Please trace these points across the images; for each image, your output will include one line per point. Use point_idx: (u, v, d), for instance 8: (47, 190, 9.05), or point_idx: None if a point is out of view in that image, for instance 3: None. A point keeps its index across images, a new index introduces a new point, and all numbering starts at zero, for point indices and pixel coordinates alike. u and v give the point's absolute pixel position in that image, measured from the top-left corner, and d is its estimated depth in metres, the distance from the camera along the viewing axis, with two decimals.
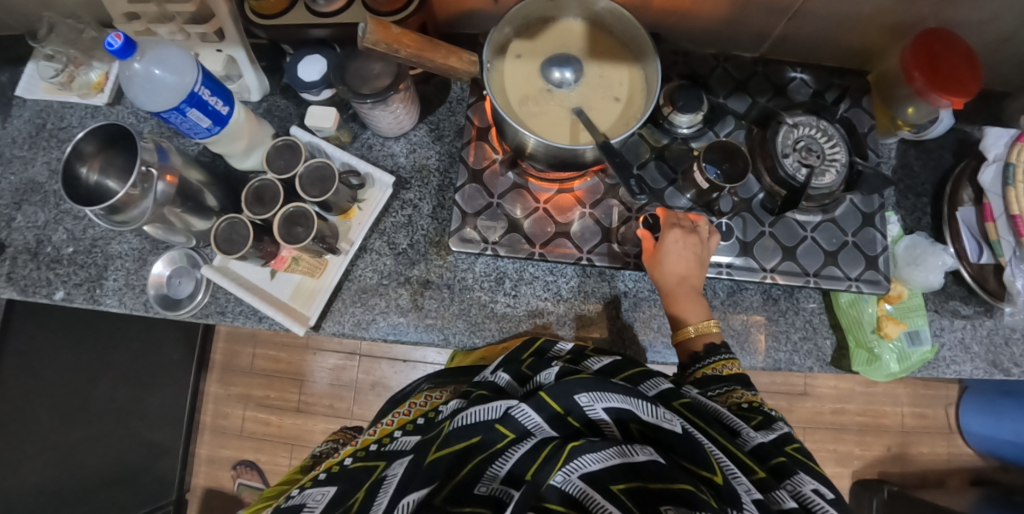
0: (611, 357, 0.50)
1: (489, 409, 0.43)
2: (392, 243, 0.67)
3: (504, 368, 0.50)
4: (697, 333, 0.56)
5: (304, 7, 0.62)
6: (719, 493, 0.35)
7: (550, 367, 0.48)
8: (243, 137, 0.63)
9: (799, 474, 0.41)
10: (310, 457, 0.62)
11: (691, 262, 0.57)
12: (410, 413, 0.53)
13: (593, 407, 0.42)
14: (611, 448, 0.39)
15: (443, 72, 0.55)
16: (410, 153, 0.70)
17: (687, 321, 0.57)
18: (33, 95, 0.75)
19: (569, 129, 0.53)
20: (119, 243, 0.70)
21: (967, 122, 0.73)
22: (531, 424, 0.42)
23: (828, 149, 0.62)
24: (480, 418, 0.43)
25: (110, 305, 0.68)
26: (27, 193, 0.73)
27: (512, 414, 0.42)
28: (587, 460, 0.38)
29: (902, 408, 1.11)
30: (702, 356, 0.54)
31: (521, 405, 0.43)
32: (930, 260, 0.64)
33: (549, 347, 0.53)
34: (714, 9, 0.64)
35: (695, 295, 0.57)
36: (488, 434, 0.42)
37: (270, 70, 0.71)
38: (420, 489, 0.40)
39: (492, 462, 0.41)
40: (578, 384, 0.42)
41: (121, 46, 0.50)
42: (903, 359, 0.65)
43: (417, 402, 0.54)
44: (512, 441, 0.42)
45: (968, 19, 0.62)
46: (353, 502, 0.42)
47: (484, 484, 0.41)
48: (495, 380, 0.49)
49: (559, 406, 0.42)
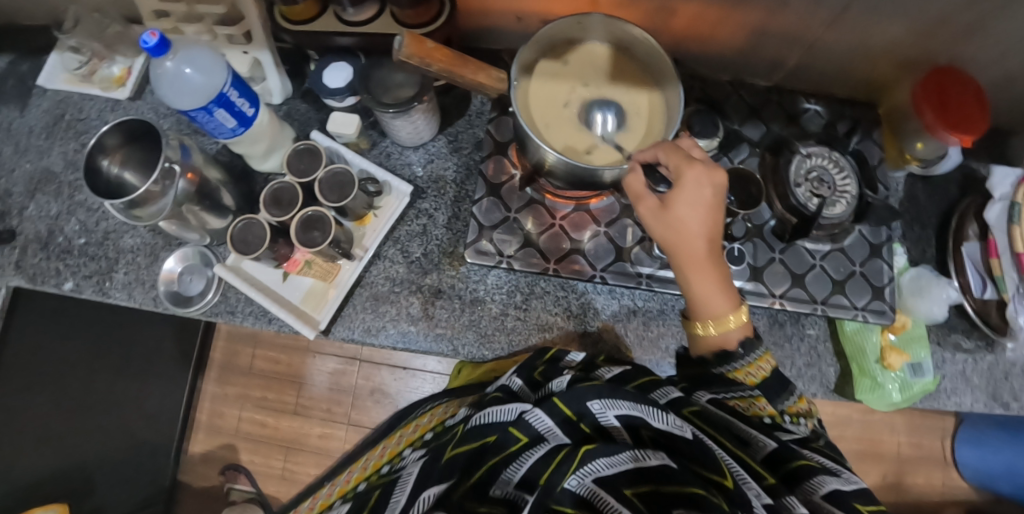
0: (621, 368, 0.52)
1: (504, 412, 0.46)
2: (406, 251, 0.67)
3: (519, 373, 0.53)
4: (718, 331, 0.49)
5: (333, 15, 0.63)
6: (730, 496, 0.34)
7: (561, 376, 0.49)
8: (264, 140, 0.64)
9: (820, 474, 0.39)
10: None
11: (712, 212, 0.48)
12: (413, 435, 0.64)
13: (606, 414, 0.42)
14: (624, 453, 0.38)
15: (473, 88, 0.55)
16: (428, 163, 0.70)
17: (705, 313, 0.49)
18: (53, 85, 0.75)
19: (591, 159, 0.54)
20: (132, 237, 0.70)
21: (974, 158, 0.74)
22: (543, 428, 0.43)
23: (839, 180, 0.64)
24: (496, 420, 0.45)
25: (118, 299, 0.68)
26: (41, 183, 0.73)
27: (526, 418, 0.44)
28: (600, 464, 0.38)
29: (898, 437, 1.06)
30: (739, 354, 0.49)
31: (534, 410, 0.44)
32: (934, 292, 0.66)
33: (562, 357, 0.55)
34: (732, 36, 0.66)
35: (715, 269, 0.48)
36: (502, 435, 0.44)
37: (293, 74, 0.72)
38: (442, 484, 0.43)
39: (508, 465, 0.42)
40: (590, 392, 0.44)
41: (155, 44, 0.50)
42: (905, 389, 0.66)
43: (424, 418, 0.65)
44: (524, 445, 0.42)
45: (978, 58, 0.64)
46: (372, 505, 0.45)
47: (498, 487, 0.42)
48: (508, 385, 0.51)
49: (570, 411, 0.43)
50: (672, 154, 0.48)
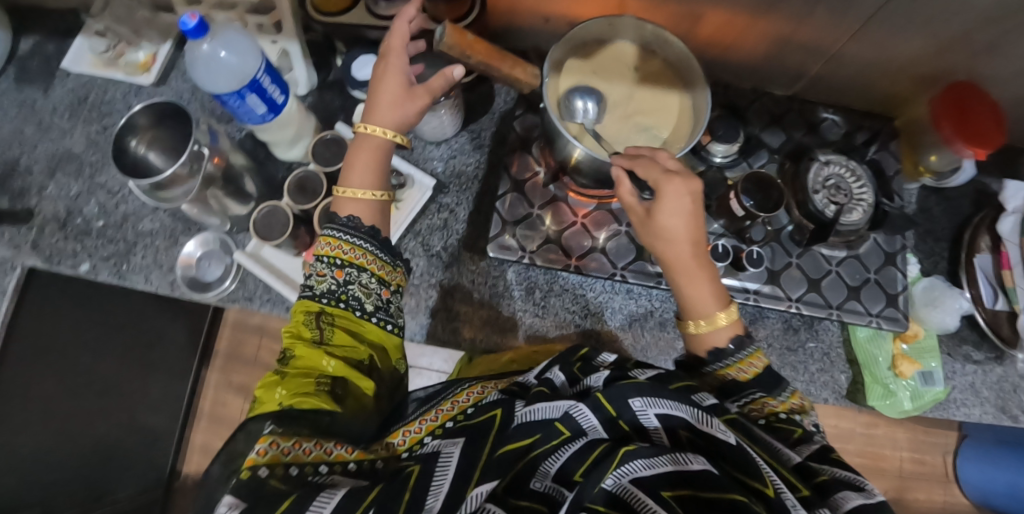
0: (656, 368, 0.47)
1: (550, 408, 0.42)
2: (427, 244, 0.68)
3: (559, 367, 0.50)
4: (708, 331, 0.50)
5: (364, 8, 0.65)
6: (770, 506, 0.33)
7: (600, 372, 0.47)
8: (293, 125, 0.65)
9: (845, 491, 0.35)
10: (362, 315, 0.48)
11: (693, 218, 0.49)
12: (437, 418, 0.44)
13: (647, 413, 0.40)
14: (663, 455, 0.36)
15: (507, 82, 0.56)
16: (450, 159, 0.71)
17: (696, 313, 0.50)
18: (78, 67, 0.76)
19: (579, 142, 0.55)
20: (151, 220, 0.70)
21: (987, 173, 0.76)
22: (587, 424, 0.40)
23: (856, 189, 0.64)
24: (542, 416, 0.41)
25: (135, 281, 0.68)
26: (62, 163, 0.73)
27: (573, 413, 0.41)
28: (637, 465, 0.35)
29: (901, 453, 0.99)
30: (729, 350, 0.49)
31: (579, 405, 0.41)
32: (946, 302, 0.67)
33: (595, 355, 0.52)
34: (756, 44, 0.67)
35: (704, 271, 0.50)
36: (545, 432, 0.40)
37: (320, 66, 0.73)
38: (490, 481, 0.36)
39: (546, 458, 0.38)
40: (632, 389, 0.41)
41: (194, 26, 0.51)
42: (916, 397, 0.67)
43: (458, 399, 0.46)
44: (565, 439, 0.39)
45: (997, 75, 0.65)
46: (407, 475, 0.37)
47: (536, 480, 0.37)
48: (550, 380, 0.48)
49: (613, 409, 0.41)
50: (649, 170, 0.48)
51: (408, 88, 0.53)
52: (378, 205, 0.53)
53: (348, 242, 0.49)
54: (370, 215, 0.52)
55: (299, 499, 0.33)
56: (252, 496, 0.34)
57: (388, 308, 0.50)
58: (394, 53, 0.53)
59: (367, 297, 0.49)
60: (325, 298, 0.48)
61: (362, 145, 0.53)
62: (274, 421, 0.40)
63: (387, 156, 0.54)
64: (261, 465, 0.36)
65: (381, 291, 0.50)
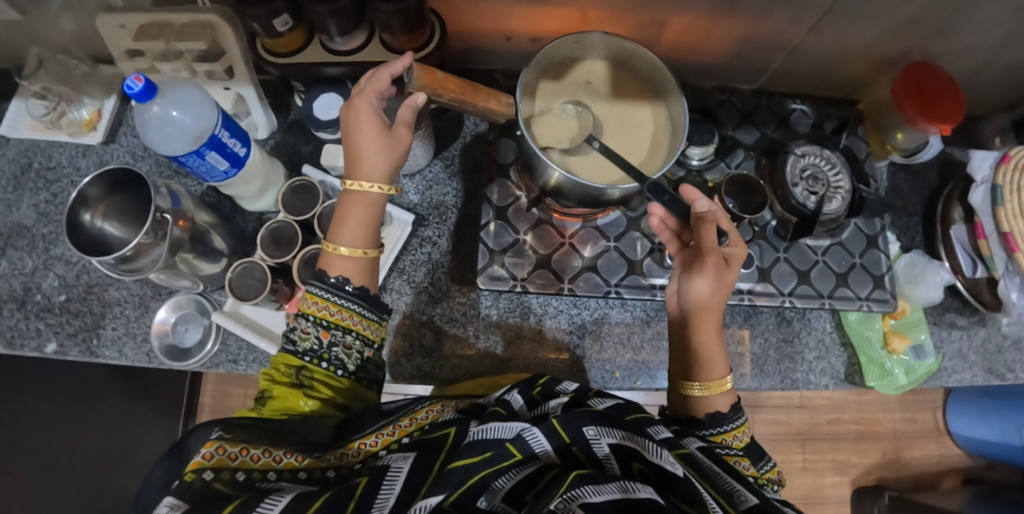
0: (615, 399, 0.42)
1: (500, 428, 0.36)
2: (412, 282, 0.66)
3: (518, 390, 0.44)
4: (704, 395, 0.49)
5: (319, 45, 0.61)
6: None
7: (559, 397, 0.42)
8: (257, 179, 0.62)
9: None
10: (344, 375, 0.47)
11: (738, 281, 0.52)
12: (394, 433, 0.40)
13: (600, 442, 0.36)
14: (612, 483, 0.31)
15: (482, 114, 0.55)
16: (426, 190, 0.69)
17: (701, 376, 0.50)
18: (17, 132, 0.70)
19: (609, 167, 0.54)
20: (117, 289, 0.66)
21: (948, 144, 0.78)
22: (540, 448, 0.35)
23: (832, 177, 0.65)
24: (492, 436, 0.35)
25: (108, 356, 0.65)
26: (12, 237, 0.68)
27: (523, 435, 0.35)
28: (587, 490, 0.30)
29: (893, 414, 0.97)
30: (728, 416, 0.48)
31: (532, 427, 0.36)
32: (929, 276, 0.69)
33: (553, 386, 0.44)
34: (720, 44, 0.67)
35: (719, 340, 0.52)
36: (497, 451, 0.34)
37: (278, 107, 0.71)
38: (437, 495, 0.32)
39: (498, 475, 0.33)
40: (586, 416, 0.37)
41: (141, 89, 0.48)
42: (910, 371, 0.69)
43: (417, 415, 0.41)
44: (517, 462, 0.34)
45: (951, 51, 0.67)
46: (354, 484, 0.33)
47: (484, 498, 0.32)
48: (508, 402, 0.42)
49: (565, 435, 0.36)
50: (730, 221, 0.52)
51: (388, 130, 0.50)
52: (370, 261, 0.50)
53: (337, 302, 0.47)
54: (359, 273, 0.49)
55: (244, 501, 0.31)
56: (195, 498, 0.33)
57: (369, 367, 0.49)
58: (366, 97, 0.49)
59: (349, 356, 0.47)
60: (307, 356, 0.46)
61: (353, 202, 0.50)
62: (222, 428, 0.38)
63: (379, 207, 0.51)
64: (205, 470, 0.35)
65: (365, 351, 0.48)
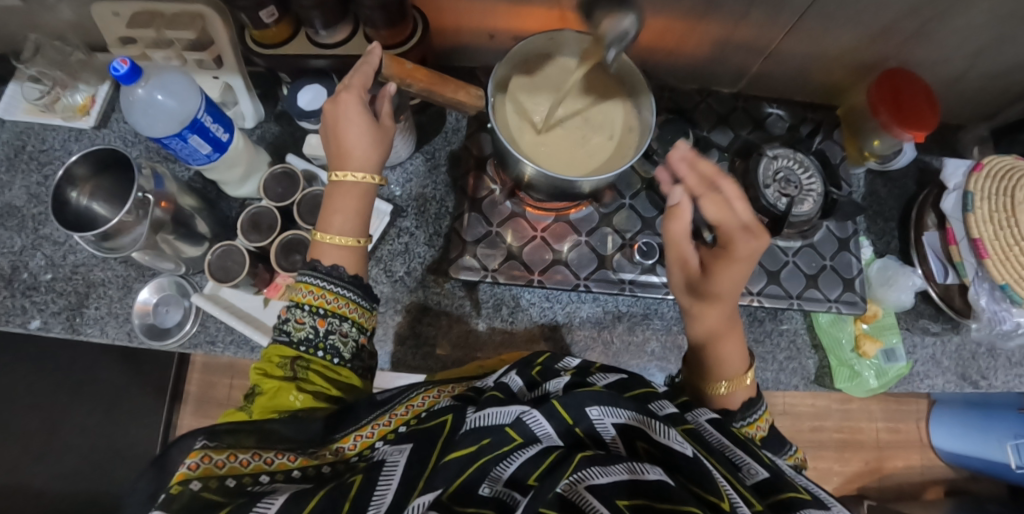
0: (617, 374, 0.42)
1: (498, 413, 0.36)
2: (389, 271, 0.67)
3: (516, 371, 0.43)
4: (728, 392, 0.50)
5: (305, 38, 0.63)
6: None
7: (558, 377, 0.41)
8: (241, 164, 0.64)
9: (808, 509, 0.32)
10: (341, 363, 0.47)
11: (746, 270, 0.48)
12: (390, 423, 0.40)
13: (604, 423, 0.36)
14: (619, 464, 0.32)
15: (454, 105, 0.57)
16: (407, 183, 0.70)
17: (720, 374, 0.50)
18: (12, 115, 0.73)
19: (577, 166, 0.56)
20: (102, 270, 0.68)
21: (926, 152, 0.79)
22: (541, 431, 0.35)
23: (805, 180, 0.66)
24: (489, 423, 0.35)
25: (90, 334, 0.66)
26: (3, 217, 0.70)
27: (524, 419, 0.35)
28: (593, 472, 0.31)
29: (876, 423, 0.94)
30: (740, 413, 0.49)
31: (532, 411, 0.35)
32: (901, 280, 0.69)
33: (553, 364, 0.44)
34: (698, 47, 0.69)
35: (733, 335, 0.51)
36: (495, 437, 0.34)
37: (265, 97, 0.73)
38: (434, 490, 0.32)
39: (498, 462, 0.33)
40: (589, 397, 0.37)
41: (126, 71, 0.50)
42: (881, 375, 0.70)
43: (413, 403, 0.42)
44: (518, 445, 0.34)
45: (927, 60, 0.68)
46: (349, 481, 0.33)
47: (485, 485, 0.32)
48: (507, 384, 0.41)
49: (569, 417, 0.35)
50: (721, 211, 0.46)
51: (374, 122, 0.51)
52: (359, 250, 0.52)
53: (332, 291, 0.47)
54: (347, 261, 0.51)
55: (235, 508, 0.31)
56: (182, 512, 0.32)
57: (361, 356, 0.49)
58: (354, 91, 0.50)
59: (344, 346, 0.47)
60: (302, 345, 0.46)
61: (339, 192, 0.51)
62: (206, 436, 0.36)
63: (368, 197, 0.53)
64: (192, 479, 0.33)
65: (359, 338, 0.49)
